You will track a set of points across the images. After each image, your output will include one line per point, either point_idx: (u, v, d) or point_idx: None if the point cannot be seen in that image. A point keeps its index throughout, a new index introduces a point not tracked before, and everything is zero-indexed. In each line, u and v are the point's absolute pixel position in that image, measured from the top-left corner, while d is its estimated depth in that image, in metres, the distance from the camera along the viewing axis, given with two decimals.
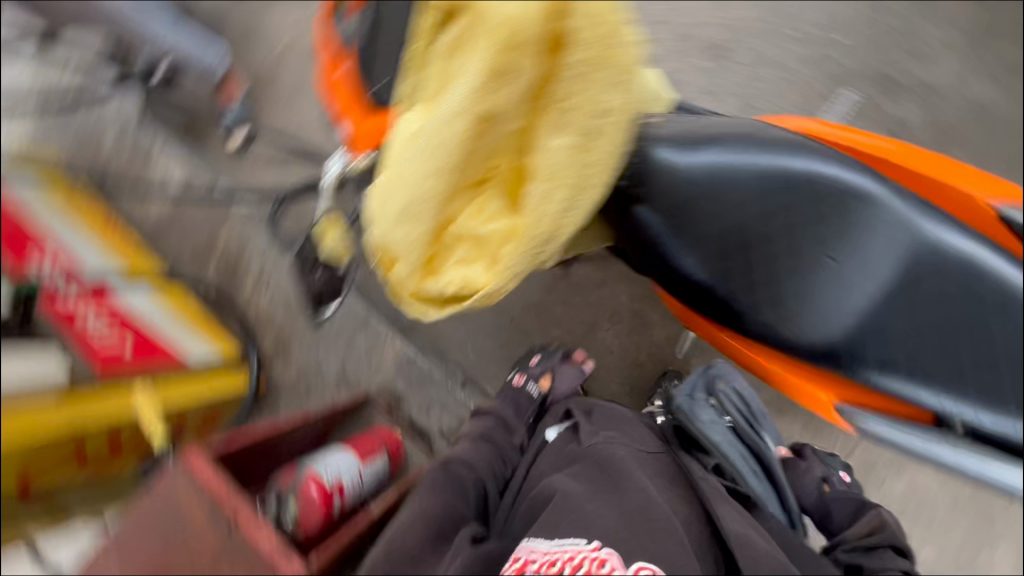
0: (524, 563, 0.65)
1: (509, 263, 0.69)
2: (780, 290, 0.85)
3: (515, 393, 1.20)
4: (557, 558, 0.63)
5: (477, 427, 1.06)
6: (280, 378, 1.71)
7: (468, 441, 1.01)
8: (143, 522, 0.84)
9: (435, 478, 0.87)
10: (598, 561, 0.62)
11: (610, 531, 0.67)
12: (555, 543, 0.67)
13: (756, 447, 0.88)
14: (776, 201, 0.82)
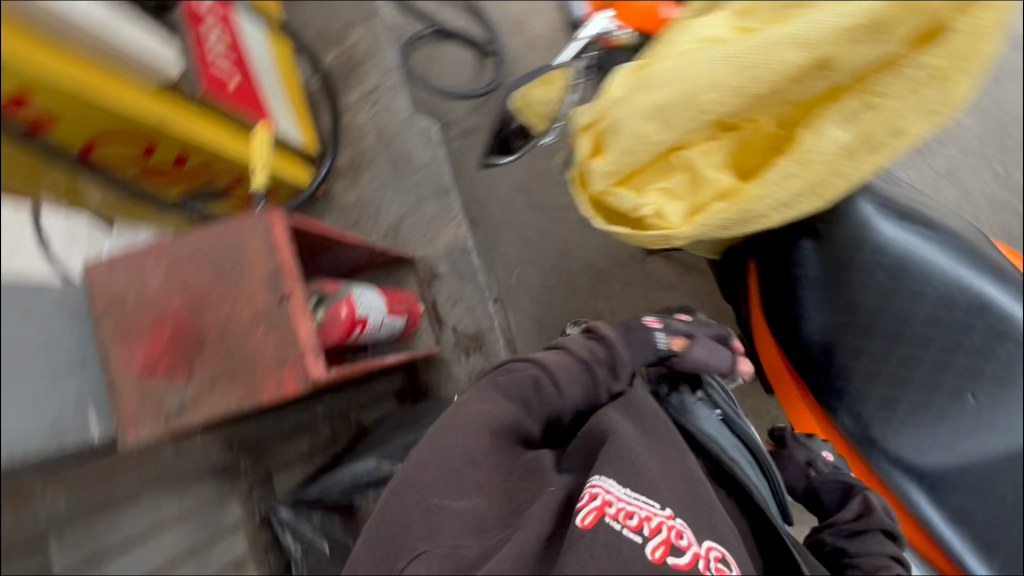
0: (600, 504, 0.57)
1: (709, 223, 0.64)
2: (900, 394, 0.80)
3: (638, 326, 0.84)
4: (635, 512, 0.57)
5: (581, 346, 0.77)
6: (337, 194, 1.68)
7: (557, 354, 0.75)
8: (206, 251, 0.82)
9: (499, 393, 0.70)
10: (676, 534, 0.57)
11: (678, 503, 0.61)
12: (631, 495, 0.59)
13: (743, 437, 0.79)
14: (951, 315, 0.79)
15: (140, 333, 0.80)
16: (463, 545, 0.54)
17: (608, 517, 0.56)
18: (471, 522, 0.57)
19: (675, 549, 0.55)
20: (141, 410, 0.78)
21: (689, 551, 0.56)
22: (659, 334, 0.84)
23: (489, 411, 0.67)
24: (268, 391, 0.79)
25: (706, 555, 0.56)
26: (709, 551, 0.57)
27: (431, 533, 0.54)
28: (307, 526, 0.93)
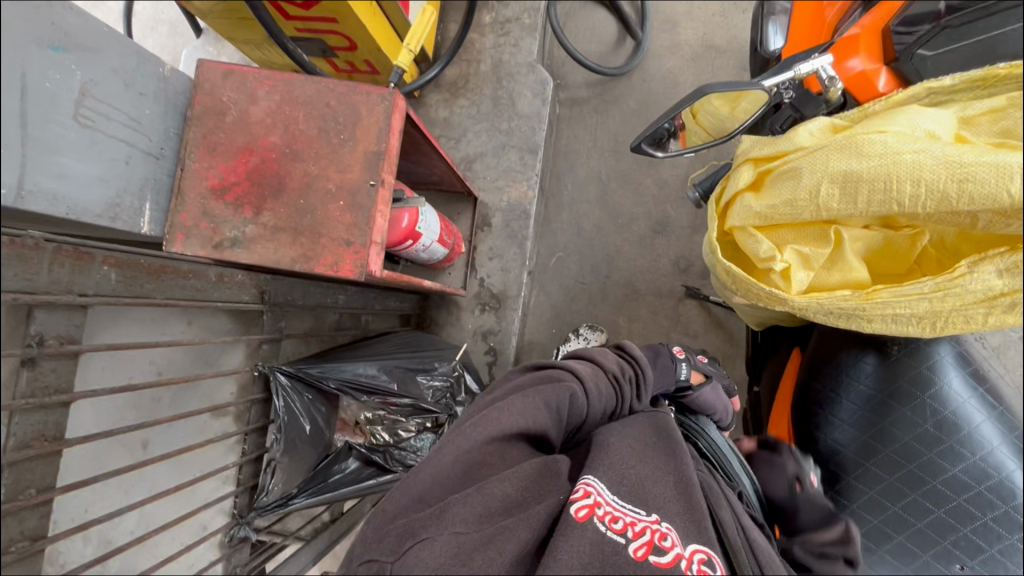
0: (586, 501, 0.52)
1: (824, 304, 0.63)
2: (891, 533, 0.81)
3: (665, 353, 0.91)
4: (618, 515, 0.52)
5: (612, 362, 0.73)
6: (431, 105, 1.66)
7: (591, 367, 0.70)
8: (320, 104, 0.79)
9: (533, 391, 0.61)
10: (659, 535, 0.51)
11: (666, 505, 0.55)
12: (617, 499, 0.53)
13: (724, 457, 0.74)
14: (980, 486, 0.78)
15: (225, 153, 0.78)
16: (464, 531, 0.49)
17: (595, 518, 0.51)
18: (473, 509, 0.51)
19: (656, 550, 0.50)
20: (196, 226, 0.76)
21: (673, 552, 0.50)
22: (683, 365, 0.90)
23: (509, 407, 0.59)
24: (321, 264, 0.76)
25: (689, 556, 0.51)
26: (693, 552, 0.51)
27: (434, 517, 0.50)
28: (298, 404, 0.90)
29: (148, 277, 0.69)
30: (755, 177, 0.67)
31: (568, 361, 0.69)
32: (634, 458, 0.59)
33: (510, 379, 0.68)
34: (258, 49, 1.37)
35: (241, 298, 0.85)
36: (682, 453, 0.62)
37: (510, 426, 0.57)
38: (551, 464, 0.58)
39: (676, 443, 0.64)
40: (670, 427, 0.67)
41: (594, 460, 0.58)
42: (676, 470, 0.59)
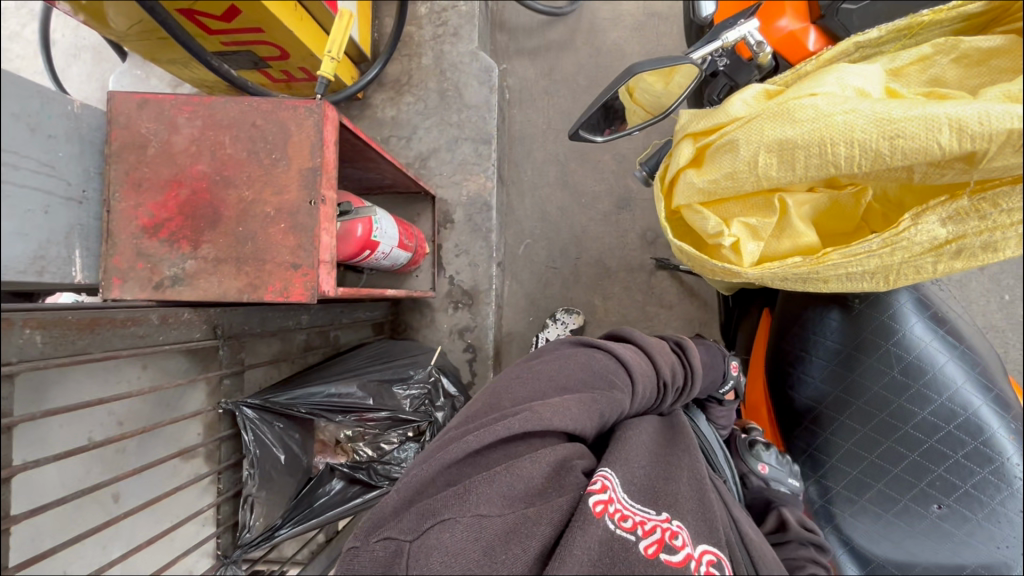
0: (602, 496, 0.48)
1: (777, 272, 0.63)
2: (870, 481, 0.82)
3: (719, 366, 0.84)
4: (628, 513, 0.48)
5: (667, 366, 0.67)
6: (378, 105, 1.61)
7: (651, 373, 0.64)
8: (246, 126, 0.75)
9: (589, 399, 0.55)
10: (670, 534, 0.47)
11: (679, 503, 0.51)
12: (630, 498, 0.50)
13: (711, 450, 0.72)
14: (949, 425, 0.79)
15: (152, 187, 0.74)
16: (489, 514, 0.45)
17: (606, 515, 0.47)
18: (500, 488, 0.46)
19: (668, 548, 0.46)
20: (132, 269, 0.73)
21: (684, 552, 0.46)
22: (729, 381, 0.85)
23: (563, 409, 0.52)
24: (269, 291, 0.74)
25: (699, 557, 0.47)
26: (703, 553, 0.47)
27: (459, 496, 0.45)
28: (268, 434, 0.88)
29: (78, 332, 0.66)
30: (695, 152, 0.65)
31: (629, 356, 0.63)
32: (648, 455, 0.56)
33: (570, 356, 0.61)
34: (185, 69, 1.31)
35: (192, 336, 0.82)
36: (693, 450, 0.60)
37: (561, 424, 0.51)
38: (577, 453, 0.53)
39: (691, 440, 0.61)
40: (684, 426, 0.65)
41: (610, 456, 0.54)
42: (689, 467, 0.56)
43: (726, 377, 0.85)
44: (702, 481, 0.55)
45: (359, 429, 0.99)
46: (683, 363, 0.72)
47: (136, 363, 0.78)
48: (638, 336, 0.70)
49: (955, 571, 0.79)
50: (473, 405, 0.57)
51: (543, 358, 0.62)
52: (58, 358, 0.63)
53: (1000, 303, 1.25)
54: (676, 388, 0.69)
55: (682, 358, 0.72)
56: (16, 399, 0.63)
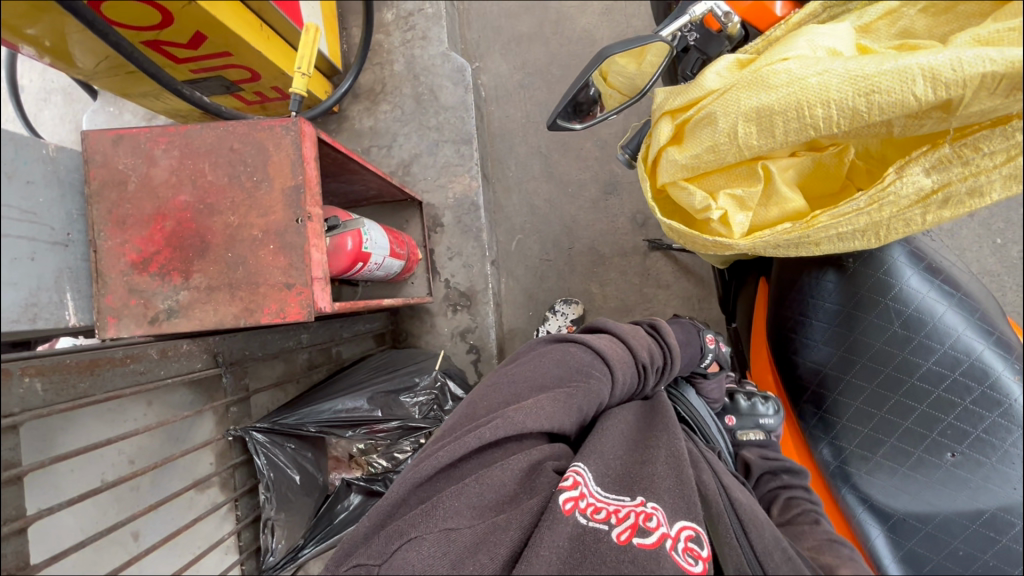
0: (573, 492, 0.45)
1: (768, 240, 0.63)
2: (879, 436, 0.83)
3: (694, 342, 0.84)
4: (601, 504, 0.45)
5: (644, 347, 0.63)
6: (355, 116, 1.61)
7: (631, 361, 0.61)
8: (223, 151, 0.75)
9: (564, 395, 0.52)
10: (644, 516, 0.44)
11: (654, 483, 0.48)
12: (602, 489, 0.47)
13: (697, 424, 0.72)
14: (954, 373, 0.80)
15: (136, 222, 0.73)
16: (456, 526, 0.43)
17: (576, 511, 0.44)
18: (469, 500, 0.45)
19: (641, 532, 0.43)
20: (126, 306, 0.72)
21: (659, 532, 0.43)
22: (708, 355, 0.84)
23: (537, 409, 0.50)
24: (266, 314, 0.74)
25: (676, 535, 0.43)
26: (680, 530, 0.44)
27: (425, 513, 0.44)
28: (281, 456, 0.87)
29: (78, 375, 0.65)
30: (674, 129, 0.65)
31: (605, 345, 0.59)
32: (622, 442, 0.53)
33: (541, 356, 0.58)
34: (158, 100, 1.30)
35: (194, 367, 0.81)
36: (671, 425, 0.56)
37: (536, 426, 0.49)
38: (549, 453, 0.50)
39: (668, 416, 0.57)
40: (664, 403, 0.60)
41: (587, 448, 0.51)
42: (666, 443, 0.52)
43: (705, 352, 0.84)
44: (681, 454, 0.51)
45: (371, 442, 0.98)
46: (661, 344, 0.68)
47: (141, 401, 0.78)
48: (613, 324, 0.66)
49: (977, 518, 0.78)
50: (451, 417, 0.55)
51: (518, 362, 0.59)
52: (61, 403, 0.62)
53: (992, 248, 1.25)
54: (656, 369, 0.65)
55: (661, 340, 0.69)
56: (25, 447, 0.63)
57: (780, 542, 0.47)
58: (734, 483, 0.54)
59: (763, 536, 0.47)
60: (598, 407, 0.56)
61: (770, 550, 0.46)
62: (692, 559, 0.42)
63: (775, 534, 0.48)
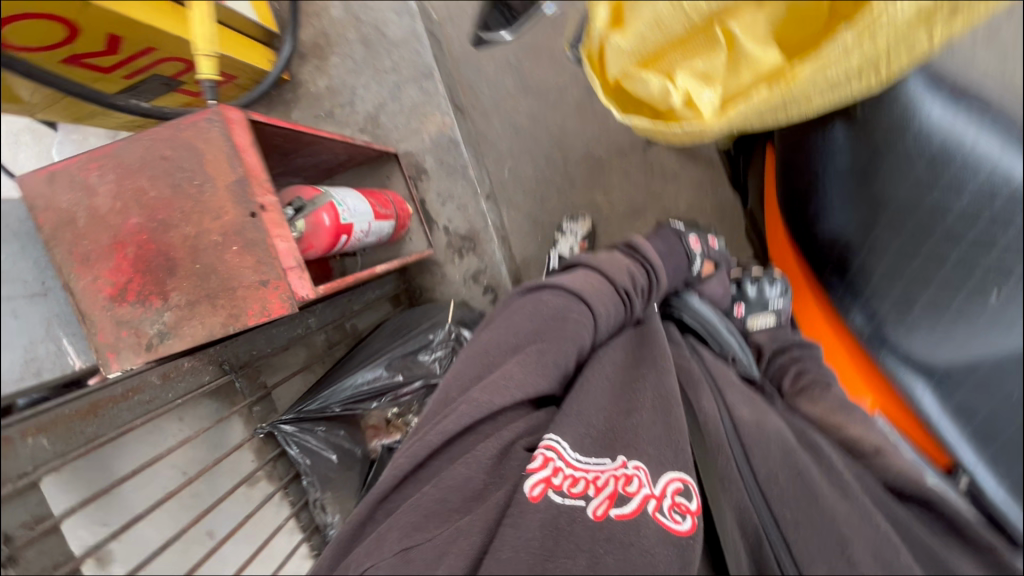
0: (544, 473, 0.43)
1: (743, 110, 0.57)
2: (916, 292, 0.76)
3: (678, 249, 0.78)
4: (578, 476, 0.43)
5: (622, 274, 0.58)
6: (308, 80, 1.50)
7: (610, 293, 0.56)
8: (155, 162, 0.70)
9: (534, 353, 0.49)
10: (624, 480, 0.42)
11: (634, 440, 0.45)
12: (581, 454, 0.44)
13: (710, 330, 0.71)
14: (990, 208, 0.70)
15: (100, 255, 0.71)
16: (411, 546, 0.41)
17: (549, 489, 0.42)
18: (426, 508, 0.43)
19: (620, 500, 0.41)
20: (119, 339, 0.73)
21: (641, 495, 0.42)
22: (696, 258, 0.80)
23: (506, 379, 0.47)
24: (251, 315, 0.73)
25: (662, 493, 0.42)
26: (667, 486, 0.42)
27: (375, 543, 0.42)
28: (312, 440, 0.89)
29: (82, 421, 0.60)
30: (613, 10, 0.57)
31: (580, 285, 0.55)
32: (613, 386, 0.51)
33: (512, 314, 0.54)
34: (107, 117, 1.25)
35: (203, 380, 0.79)
36: (661, 357, 0.53)
37: (503, 403, 0.46)
38: (536, 426, 0.50)
39: (660, 346, 0.54)
40: (655, 329, 0.57)
41: (574, 405, 0.48)
42: (653, 384, 0.50)
43: (692, 253, 0.79)
44: (671, 391, 0.49)
45: (404, 405, 1.00)
46: (644, 265, 0.64)
47: (173, 418, 0.86)
48: (587, 258, 0.61)
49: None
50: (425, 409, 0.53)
51: (494, 325, 0.55)
52: (74, 451, 0.58)
53: None
54: (640, 290, 0.61)
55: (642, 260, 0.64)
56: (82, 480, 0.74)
57: (789, 456, 0.46)
58: (738, 403, 0.53)
59: (767, 456, 0.46)
60: (583, 351, 0.53)
61: (774, 469, 0.45)
62: (680, 516, 0.41)
63: (782, 446, 0.47)
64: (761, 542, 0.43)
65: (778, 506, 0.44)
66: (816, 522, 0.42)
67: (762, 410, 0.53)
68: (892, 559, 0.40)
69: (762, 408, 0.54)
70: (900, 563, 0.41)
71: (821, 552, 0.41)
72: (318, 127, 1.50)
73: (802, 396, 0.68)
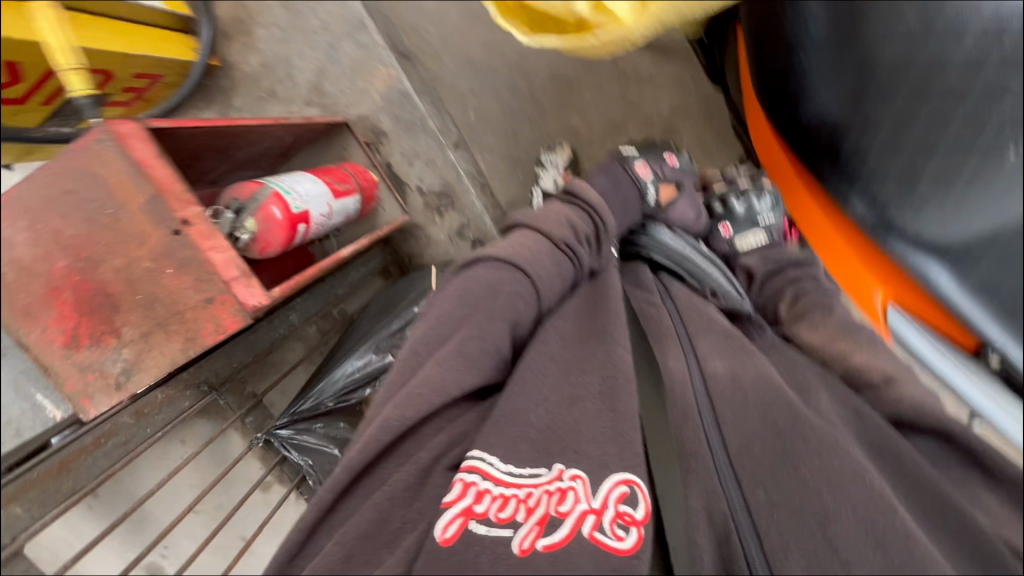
0: (461, 505, 0.39)
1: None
2: (916, 164, 0.64)
3: (626, 181, 0.80)
4: (508, 499, 0.39)
5: (559, 231, 0.56)
6: (238, 60, 1.38)
7: (552, 259, 0.53)
8: (59, 200, 0.65)
9: (461, 342, 0.45)
10: (557, 499, 0.39)
11: (578, 440, 0.42)
12: (514, 467, 0.41)
13: (684, 264, 0.72)
14: (1001, 45, 0.56)
15: (40, 306, 0.68)
16: None
17: (470, 520, 0.38)
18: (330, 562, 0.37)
19: (549, 528, 0.38)
20: (89, 384, 0.70)
21: (576, 512, 0.39)
22: (647, 188, 0.80)
23: (428, 376, 0.42)
24: (207, 334, 0.70)
25: (602, 506, 0.39)
26: (609, 495, 0.40)
27: None
28: (311, 437, 0.89)
29: (57, 477, 0.61)
30: None
31: (514, 252, 0.51)
32: (557, 368, 0.47)
33: (443, 298, 0.50)
34: None
35: (184, 407, 0.81)
36: (612, 327, 0.50)
37: (418, 415, 0.41)
38: (459, 433, 0.45)
39: (612, 310, 0.52)
40: (607, 290, 0.54)
41: (507, 407, 0.43)
42: (603, 360, 0.47)
43: (640, 181, 0.80)
44: (622, 373, 0.46)
45: None
46: (590, 213, 0.61)
47: (177, 440, 0.89)
48: (528, 219, 0.57)
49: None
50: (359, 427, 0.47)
51: (428, 311, 0.51)
52: (50, 512, 0.59)
53: None
54: (587, 240, 0.58)
55: (591, 211, 0.61)
56: (110, 502, 0.85)
57: (768, 416, 0.45)
58: (707, 353, 0.53)
59: (742, 427, 0.45)
60: (526, 328, 0.50)
61: (752, 443, 0.44)
62: (623, 530, 0.38)
63: (764, 413, 0.46)
64: (731, 537, 0.41)
65: (752, 488, 0.43)
66: (795, 503, 0.41)
67: (737, 357, 0.52)
68: (880, 527, 0.38)
69: (751, 351, 0.53)
70: (891, 531, 0.38)
71: (803, 531, 0.39)
72: (265, 109, 1.40)
73: (803, 323, 0.72)
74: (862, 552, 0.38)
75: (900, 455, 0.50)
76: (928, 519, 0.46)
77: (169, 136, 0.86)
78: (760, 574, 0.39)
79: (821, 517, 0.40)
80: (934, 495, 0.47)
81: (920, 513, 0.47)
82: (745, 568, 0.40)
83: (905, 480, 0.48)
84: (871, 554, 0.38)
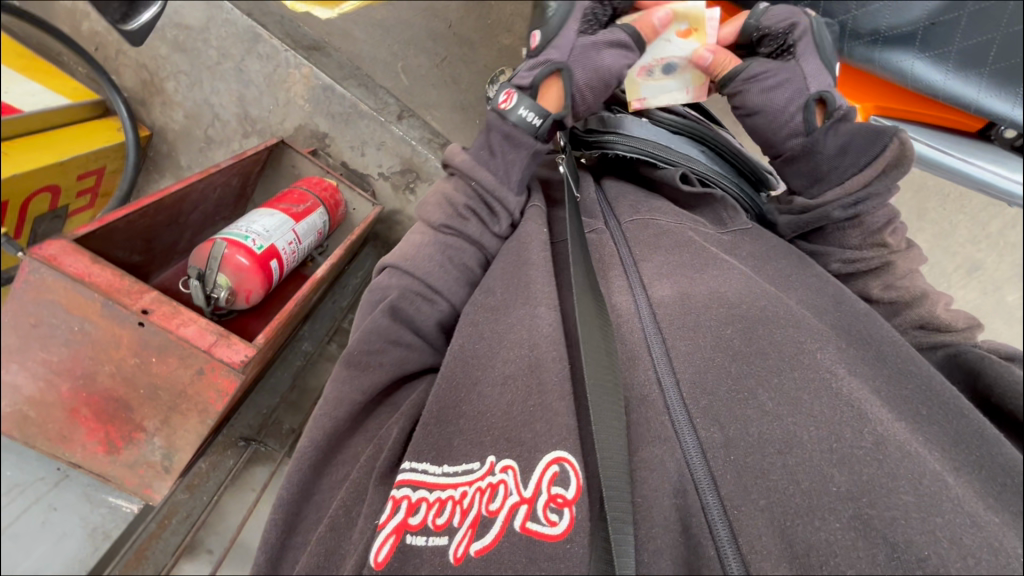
0: (392, 523, 0.39)
1: None
2: None
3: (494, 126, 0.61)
4: (439, 508, 0.39)
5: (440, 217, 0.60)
6: (164, 121, 1.37)
7: (439, 254, 0.57)
8: (30, 334, 0.68)
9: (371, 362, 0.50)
10: (486, 497, 0.39)
11: (510, 427, 0.41)
12: (447, 467, 0.41)
13: (655, 150, 0.66)
14: None
15: (68, 428, 0.73)
16: None
17: (404, 535, 0.39)
18: None
19: (480, 530, 0.38)
20: (141, 476, 0.77)
21: (506, 504, 0.38)
22: (522, 113, 0.60)
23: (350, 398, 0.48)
24: (215, 402, 0.73)
25: (534, 493, 0.38)
26: (542, 477, 0.38)
27: None
28: None
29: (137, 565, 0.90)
30: None
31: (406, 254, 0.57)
32: (486, 344, 0.48)
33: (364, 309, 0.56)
34: None
35: (229, 464, 0.96)
36: (533, 285, 0.51)
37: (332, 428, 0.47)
38: (384, 439, 0.45)
39: (533, 264, 0.53)
40: (521, 242, 0.56)
41: (436, 408, 0.44)
42: (523, 318, 0.48)
43: (512, 119, 0.61)
44: (545, 341, 0.46)
45: None
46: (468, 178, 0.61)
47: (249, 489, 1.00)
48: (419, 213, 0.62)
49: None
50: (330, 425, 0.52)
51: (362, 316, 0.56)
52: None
53: None
54: (471, 209, 0.60)
55: (469, 181, 0.61)
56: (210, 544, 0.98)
57: (723, 339, 0.46)
58: (653, 279, 0.54)
59: (694, 359, 0.46)
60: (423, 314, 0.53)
61: (705, 375, 0.44)
62: (556, 514, 0.37)
63: (717, 334, 0.46)
64: (689, 488, 0.40)
65: (706, 408, 0.43)
66: (752, 436, 0.40)
67: (684, 278, 0.53)
68: (846, 442, 0.38)
69: (727, 264, 0.54)
70: (858, 445, 0.38)
71: (763, 463, 0.39)
72: (210, 157, 1.40)
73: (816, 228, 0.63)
74: (827, 474, 0.37)
75: (885, 342, 0.46)
76: (904, 409, 0.41)
77: (110, 232, 0.87)
78: (720, 527, 0.38)
79: (781, 445, 0.39)
80: (917, 379, 0.42)
81: (900, 398, 0.42)
82: (704, 520, 0.38)
83: (892, 370, 0.44)
84: (835, 474, 0.37)
